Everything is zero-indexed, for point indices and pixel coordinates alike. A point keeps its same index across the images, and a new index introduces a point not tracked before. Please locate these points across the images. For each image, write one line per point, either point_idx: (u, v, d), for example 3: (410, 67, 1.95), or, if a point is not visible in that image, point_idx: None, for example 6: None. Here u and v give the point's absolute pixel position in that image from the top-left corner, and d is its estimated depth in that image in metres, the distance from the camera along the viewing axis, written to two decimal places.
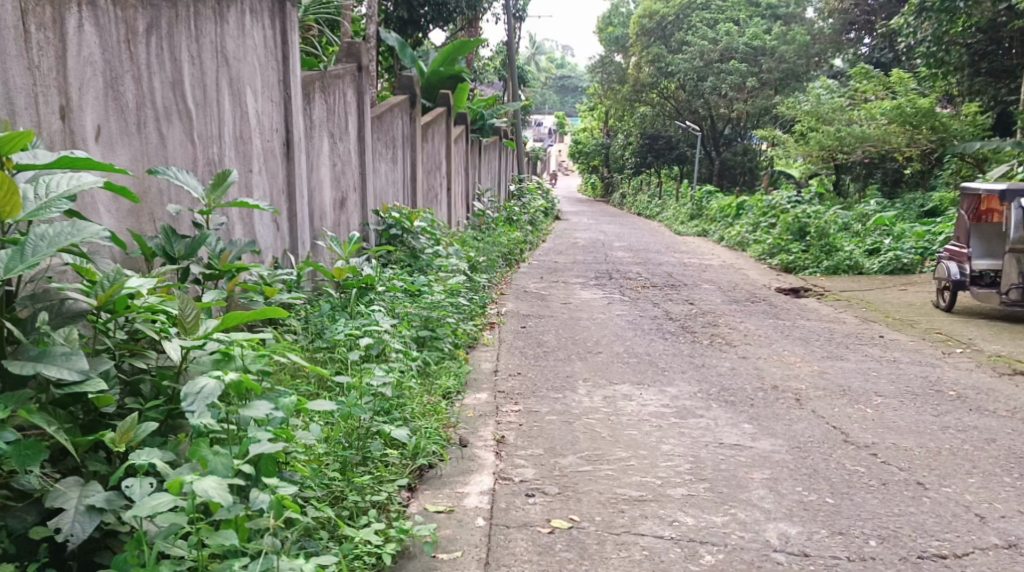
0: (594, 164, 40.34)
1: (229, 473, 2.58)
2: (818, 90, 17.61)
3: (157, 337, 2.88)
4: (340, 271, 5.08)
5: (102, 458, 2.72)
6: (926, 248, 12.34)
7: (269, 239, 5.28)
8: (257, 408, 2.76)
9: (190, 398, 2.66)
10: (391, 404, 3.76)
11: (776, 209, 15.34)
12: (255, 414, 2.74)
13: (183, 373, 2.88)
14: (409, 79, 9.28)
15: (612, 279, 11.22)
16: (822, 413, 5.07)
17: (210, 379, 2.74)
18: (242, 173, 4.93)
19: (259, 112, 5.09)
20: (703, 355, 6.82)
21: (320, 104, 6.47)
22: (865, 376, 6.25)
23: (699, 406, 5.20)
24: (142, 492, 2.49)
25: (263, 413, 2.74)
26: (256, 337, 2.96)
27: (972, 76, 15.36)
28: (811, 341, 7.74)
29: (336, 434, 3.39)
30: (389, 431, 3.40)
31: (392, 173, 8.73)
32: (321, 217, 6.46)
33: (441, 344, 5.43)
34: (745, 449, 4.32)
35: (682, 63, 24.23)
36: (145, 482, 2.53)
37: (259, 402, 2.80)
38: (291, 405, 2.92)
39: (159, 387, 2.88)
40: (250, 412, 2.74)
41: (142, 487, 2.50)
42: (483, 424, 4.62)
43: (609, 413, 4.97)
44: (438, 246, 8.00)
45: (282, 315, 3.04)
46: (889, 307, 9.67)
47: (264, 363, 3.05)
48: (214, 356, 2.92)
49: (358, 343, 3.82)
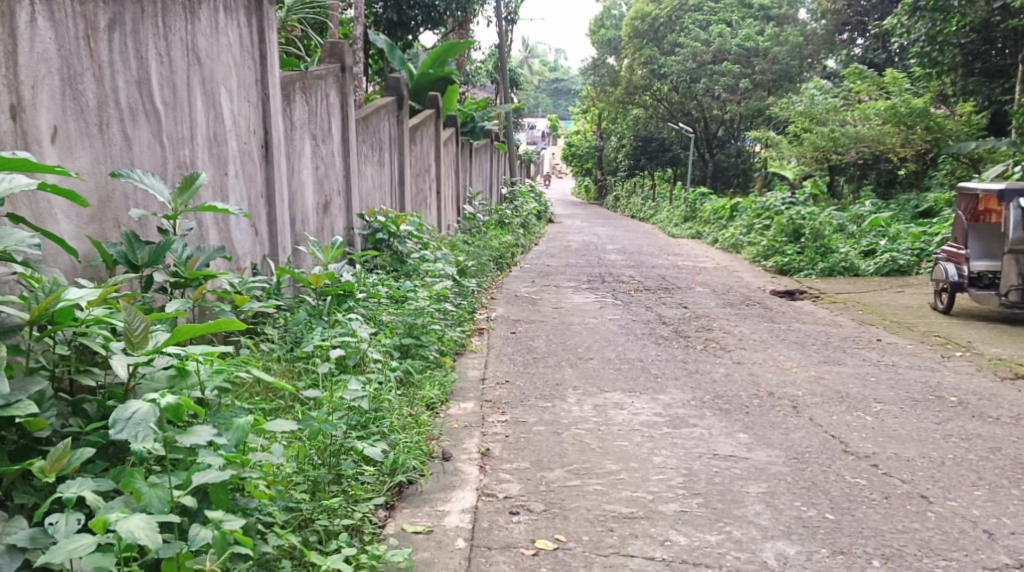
0: (588, 166, 40.18)
1: (165, 508, 2.49)
2: (812, 90, 17.49)
3: (103, 350, 2.75)
4: (318, 278, 4.89)
5: (32, 487, 2.58)
6: (923, 249, 12.18)
7: (247, 245, 5.10)
8: (197, 435, 2.66)
9: (119, 422, 2.53)
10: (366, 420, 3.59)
11: (770, 210, 15.19)
12: (195, 440, 2.65)
13: (134, 391, 2.80)
14: (397, 81, 9.10)
15: (605, 282, 11.05)
16: (820, 422, 4.89)
17: (144, 402, 2.62)
18: (216, 176, 4.75)
19: (234, 112, 4.91)
20: (697, 360, 6.65)
21: (301, 105, 6.29)
22: (863, 381, 6.08)
23: (692, 415, 5.02)
24: (66, 529, 2.38)
25: (203, 440, 2.64)
26: (214, 351, 2.84)
27: (966, 75, 15.24)
28: (807, 345, 7.57)
29: (306, 450, 3.22)
30: (361, 449, 3.24)
31: (378, 177, 8.55)
32: (303, 222, 6.28)
33: (426, 351, 5.27)
34: (741, 461, 4.14)
35: (674, 64, 24.10)
36: (72, 519, 2.42)
37: (200, 427, 2.70)
38: (246, 426, 2.79)
39: (105, 407, 2.77)
40: (188, 439, 2.64)
41: (66, 524, 2.39)
42: (467, 435, 4.43)
43: (599, 422, 4.79)
44: (425, 250, 7.83)
45: (244, 326, 2.88)
46: (886, 310, 9.51)
47: (221, 380, 2.95)
48: (167, 372, 2.85)
49: (331, 356, 3.66)
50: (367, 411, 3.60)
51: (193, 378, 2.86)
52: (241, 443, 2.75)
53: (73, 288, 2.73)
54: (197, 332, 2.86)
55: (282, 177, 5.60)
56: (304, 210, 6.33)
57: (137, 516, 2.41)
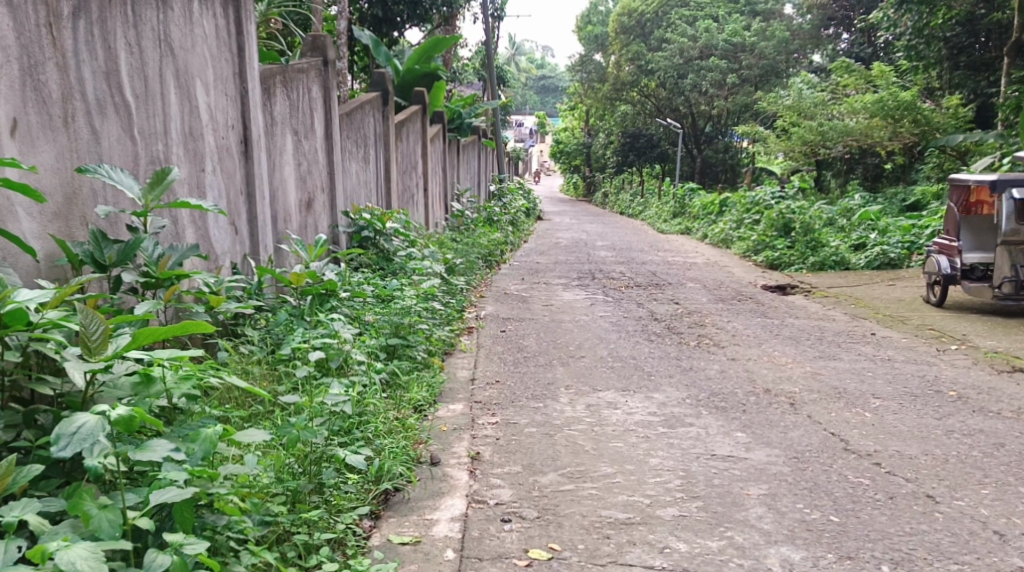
0: (576, 164, 40.07)
1: (115, 533, 2.33)
2: (800, 84, 17.38)
3: (56, 356, 2.57)
4: (299, 278, 4.73)
5: None
6: (913, 242, 12.07)
7: (226, 243, 4.93)
8: (153, 450, 2.48)
9: (62, 438, 2.34)
10: (349, 426, 3.45)
11: (760, 205, 15.09)
12: (150, 456, 2.46)
13: (92, 401, 2.63)
14: (381, 76, 8.94)
15: (595, 279, 10.90)
16: (818, 419, 4.75)
17: (93, 414, 2.44)
18: (191, 172, 4.59)
19: (210, 106, 4.76)
20: (691, 357, 6.52)
21: (282, 99, 6.12)
22: (860, 377, 5.94)
23: (688, 414, 4.88)
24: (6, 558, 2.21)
25: (159, 457, 2.46)
26: (182, 355, 2.67)
27: (952, 68, 15.17)
28: (801, 340, 7.45)
29: (285, 458, 3.07)
30: (343, 457, 3.09)
31: (363, 174, 8.38)
32: (285, 220, 6.11)
33: (413, 352, 5.12)
34: (740, 461, 4.00)
35: (661, 60, 23.98)
36: (12, 546, 2.24)
37: (156, 442, 2.52)
38: (214, 437, 2.62)
39: (61, 418, 2.61)
40: (142, 455, 2.45)
41: (6, 552, 2.22)
42: (456, 439, 4.28)
43: (592, 423, 4.65)
44: (412, 248, 7.68)
45: (212, 328, 2.70)
46: (879, 303, 9.40)
47: (189, 387, 2.78)
48: (131, 378, 2.69)
49: (311, 359, 3.51)
50: (350, 416, 3.46)
51: (159, 385, 2.70)
52: (208, 456, 2.59)
53: (26, 289, 2.59)
54: (160, 336, 2.68)
55: (262, 173, 5.43)
56: (286, 208, 6.16)
57: (80, 544, 2.23)
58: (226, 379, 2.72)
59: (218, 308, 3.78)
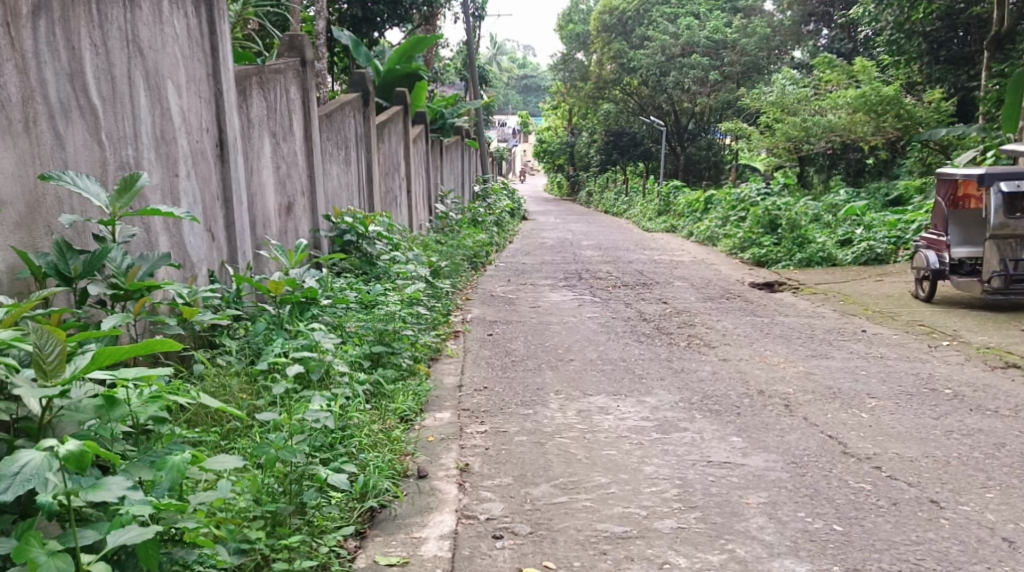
0: (560, 163, 39.94)
1: None
2: (783, 80, 17.31)
3: (8, 379, 2.41)
4: (278, 286, 4.56)
5: None
6: (899, 237, 12.01)
7: (202, 250, 4.77)
8: (107, 490, 2.33)
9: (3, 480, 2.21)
10: (331, 442, 3.32)
11: (745, 202, 15.01)
12: (104, 496, 2.32)
13: (49, 427, 2.48)
14: (362, 77, 8.78)
15: (582, 279, 10.77)
16: (815, 422, 4.63)
17: (40, 451, 2.30)
18: (164, 178, 4.44)
19: (183, 108, 4.61)
20: (682, 358, 6.40)
21: (259, 101, 5.97)
22: (854, 376, 5.84)
23: (681, 418, 4.76)
24: None
25: (114, 497, 2.32)
26: (149, 376, 2.50)
27: (932, 63, 15.13)
28: (793, 338, 7.35)
29: (263, 478, 2.93)
30: (325, 476, 2.95)
31: (345, 177, 8.22)
32: (264, 225, 5.96)
33: (398, 360, 4.98)
34: (737, 468, 3.88)
35: (643, 58, 23.86)
36: None
37: (111, 480, 2.38)
38: (180, 466, 2.49)
39: (15, 447, 2.45)
40: (96, 495, 2.31)
41: None
42: (443, 450, 4.14)
43: (584, 430, 4.52)
44: (396, 251, 7.53)
45: (177, 346, 2.55)
46: (868, 299, 9.31)
47: (156, 409, 2.69)
48: (95, 402, 2.56)
49: (288, 371, 3.36)
50: (333, 431, 3.32)
51: (122, 408, 2.58)
52: (175, 486, 2.46)
53: None
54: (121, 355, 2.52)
55: (239, 177, 5.27)
56: (265, 212, 6.01)
57: None
58: (197, 399, 2.63)
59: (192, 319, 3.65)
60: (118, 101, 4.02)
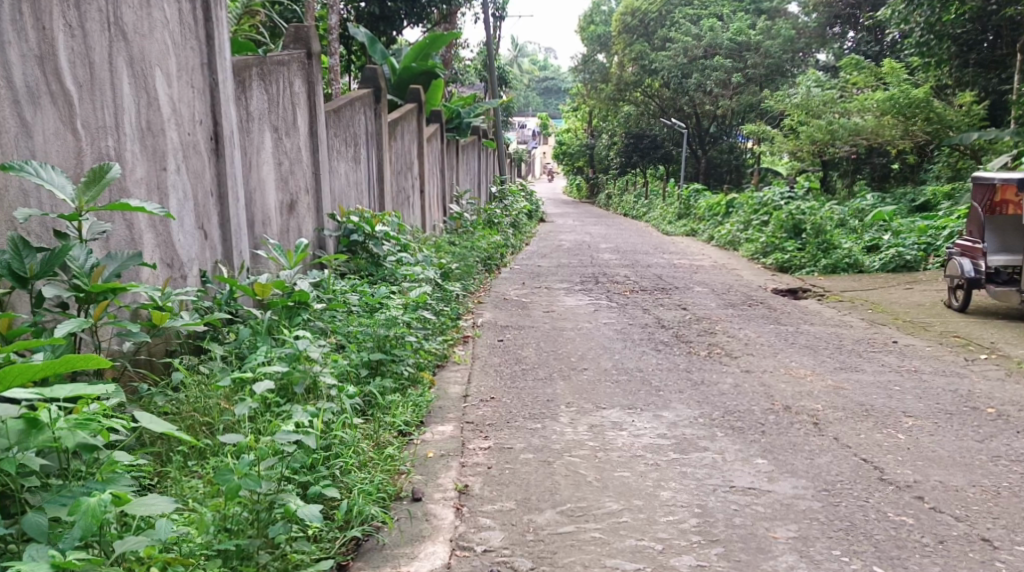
0: (579, 164, 39.63)
1: None
2: (809, 81, 16.86)
3: None
4: (265, 288, 4.28)
5: None
6: (930, 243, 11.59)
7: (192, 249, 4.47)
8: None
9: None
10: (314, 461, 3.04)
11: (768, 206, 14.61)
12: None
13: None
14: (373, 72, 8.47)
15: (599, 283, 10.42)
16: (847, 443, 4.28)
17: None
18: (152, 171, 4.15)
19: (173, 98, 4.31)
20: (702, 370, 6.03)
21: (259, 93, 5.66)
22: (886, 392, 5.47)
23: (700, 436, 4.41)
24: None
25: None
26: (86, 393, 2.43)
27: (960, 67, 14.68)
28: (820, 349, 6.97)
29: (225, 511, 2.68)
30: (300, 504, 2.69)
31: (354, 176, 7.92)
32: (263, 224, 5.66)
33: (398, 367, 4.67)
34: (763, 494, 3.53)
35: (665, 60, 23.51)
36: None
37: None
38: (97, 506, 2.33)
39: None
40: None
41: None
42: (442, 468, 3.82)
43: (595, 447, 4.18)
44: (405, 251, 7.21)
45: (106, 363, 2.46)
46: (897, 308, 8.92)
47: (91, 429, 2.53)
48: (20, 423, 2.44)
49: (257, 385, 3.08)
50: (314, 451, 3.04)
51: (48, 432, 2.44)
52: (87, 535, 2.30)
53: None
54: (44, 371, 2.40)
55: (235, 172, 4.97)
56: (264, 211, 5.70)
57: None
58: (157, 426, 2.61)
59: (164, 326, 3.36)
60: (96, 88, 3.72)
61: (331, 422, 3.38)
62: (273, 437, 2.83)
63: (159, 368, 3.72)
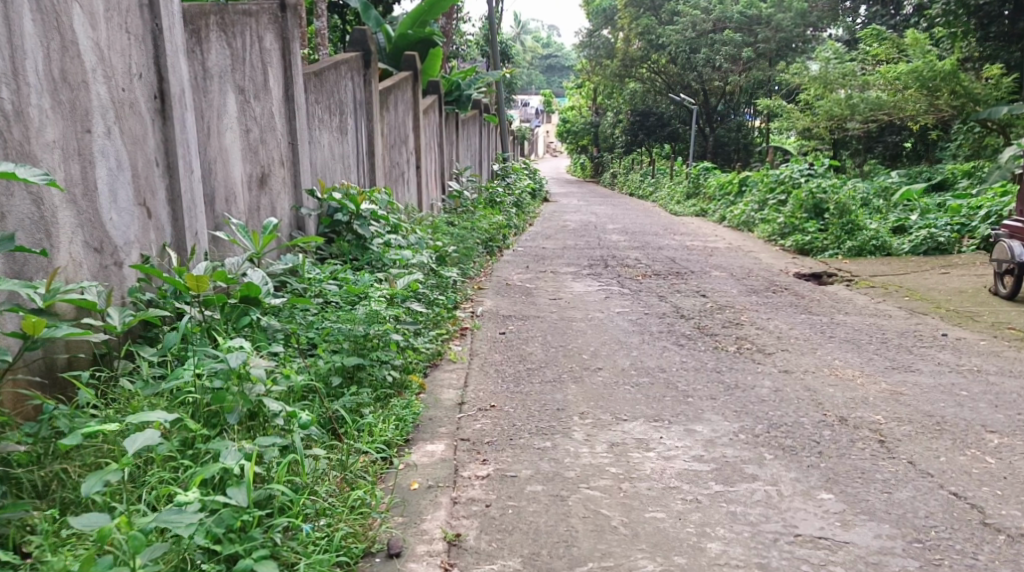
0: (584, 144, 38.60)
1: None
2: (826, 53, 15.94)
3: None
4: (198, 281, 3.56)
5: None
6: (963, 224, 10.71)
7: (130, 229, 3.70)
8: None
9: None
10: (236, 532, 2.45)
11: (785, 183, 13.75)
12: None
13: None
14: (361, 33, 7.63)
15: (609, 267, 9.62)
16: (927, 469, 3.50)
17: None
18: (70, 131, 3.41)
19: (100, 44, 3.55)
20: (733, 370, 5.22)
21: (219, 47, 4.84)
22: (952, 398, 4.67)
23: (743, 459, 3.61)
24: None
25: None
26: None
27: (982, 39, 13.58)
28: (862, 344, 6.16)
29: None
30: None
31: (340, 148, 7.10)
32: (224, 199, 4.86)
33: (378, 374, 3.94)
34: (840, 549, 2.83)
35: (673, 34, 22.63)
36: None
37: None
38: None
39: None
40: None
41: None
42: (429, 506, 3.11)
43: (619, 476, 3.40)
44: (395, 233, 6.42)
45: None
46: (937, 295, 8.10)
47: None
48: None
49: (131, 442, 2.49)
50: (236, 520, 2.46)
51: None
52: None
53: None
54: None
55: (188, 138, 4.15)
56: (227, 184, 4.91)
57: None
58: None
59: (43, 337, 2.78)
60: None
61: (271, 462, 2.75)
62: (157, 519, 2.31)
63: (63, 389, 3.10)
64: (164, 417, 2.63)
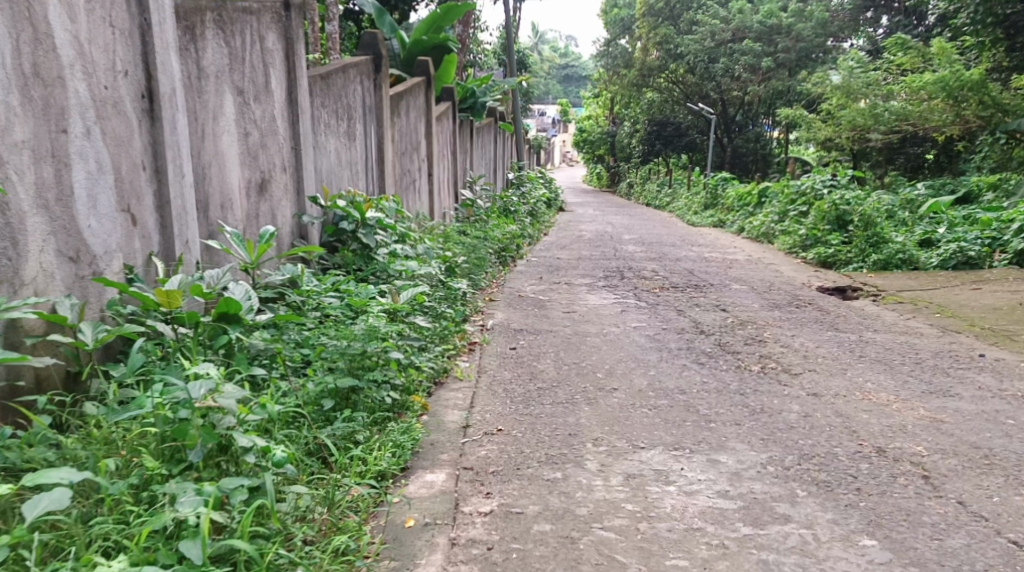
0: (600, 153, 38.24)
1: None
2: (849, 62, 15.57)
3: None
4: (168, 295, 3.31)
5: None
6: (994, 237, 10.30)
7: (111, 237, 3.41)
8: None
9: None
10: None
11: (807, 195, 13.36)
12: None
13: None
14: (372, 36, 7.33)
15: (625, 279, 9.28)
16: (979, 511, 3.17)
17: None
18: (42, 130, 3.12)
19: (79, 37, 3.27)
20: (758, 392, 4.86)
21: (216, 45, 4.55)
22: (998, 428, 4.31)
23: (774, 497, 3.27)
24: None
25: None
26: None
27: (1009, 49, 12.94)
28: (895, 364, 5.81)
29: None
30: None
31: (347, 154, 6.80)
32: (218, 205, 4.56)
33: (375, 396, 3.62)
34: None
35: (692, 44, 22.28)
36: None
37: None
38: None
39: None
40: None
41: None
42: (424, 547, 2.86)
43: (637, 514, 3.09)
44: (402, 242, 6.12)
45: None
46: (969, 313, 7.72)
47: None
48: None
49: (30, 507, 2.34)
50: None
51: None
52: None
53: None
54: None
55: (180, 140, 3.85)
56: (223, 190, 4.62)
57: None
58: None
59: None
60: None
61: (236, 506, 2.59)
62: None
63: (16, 416, 2.86)
64: (72, 472, 2.45)
